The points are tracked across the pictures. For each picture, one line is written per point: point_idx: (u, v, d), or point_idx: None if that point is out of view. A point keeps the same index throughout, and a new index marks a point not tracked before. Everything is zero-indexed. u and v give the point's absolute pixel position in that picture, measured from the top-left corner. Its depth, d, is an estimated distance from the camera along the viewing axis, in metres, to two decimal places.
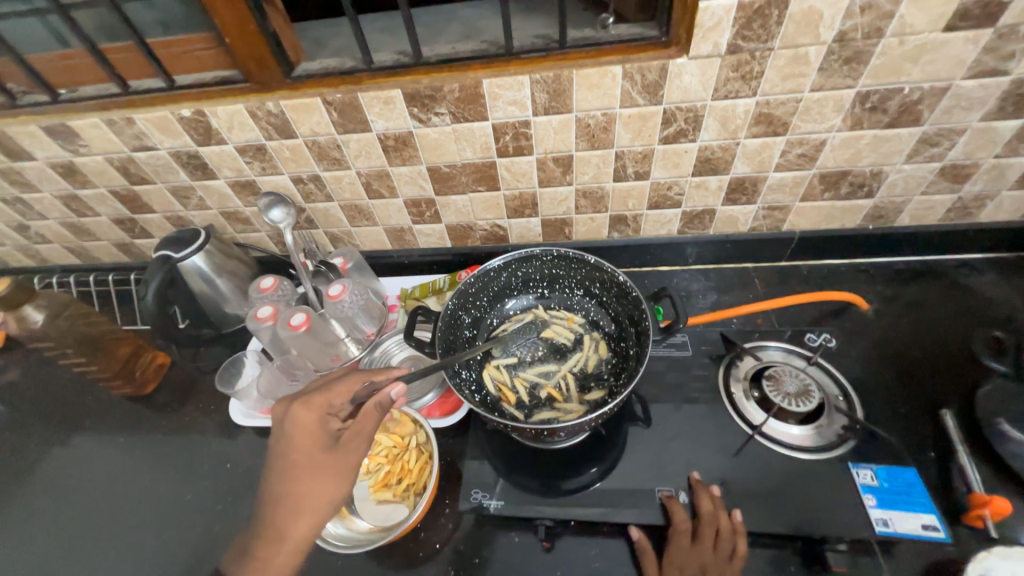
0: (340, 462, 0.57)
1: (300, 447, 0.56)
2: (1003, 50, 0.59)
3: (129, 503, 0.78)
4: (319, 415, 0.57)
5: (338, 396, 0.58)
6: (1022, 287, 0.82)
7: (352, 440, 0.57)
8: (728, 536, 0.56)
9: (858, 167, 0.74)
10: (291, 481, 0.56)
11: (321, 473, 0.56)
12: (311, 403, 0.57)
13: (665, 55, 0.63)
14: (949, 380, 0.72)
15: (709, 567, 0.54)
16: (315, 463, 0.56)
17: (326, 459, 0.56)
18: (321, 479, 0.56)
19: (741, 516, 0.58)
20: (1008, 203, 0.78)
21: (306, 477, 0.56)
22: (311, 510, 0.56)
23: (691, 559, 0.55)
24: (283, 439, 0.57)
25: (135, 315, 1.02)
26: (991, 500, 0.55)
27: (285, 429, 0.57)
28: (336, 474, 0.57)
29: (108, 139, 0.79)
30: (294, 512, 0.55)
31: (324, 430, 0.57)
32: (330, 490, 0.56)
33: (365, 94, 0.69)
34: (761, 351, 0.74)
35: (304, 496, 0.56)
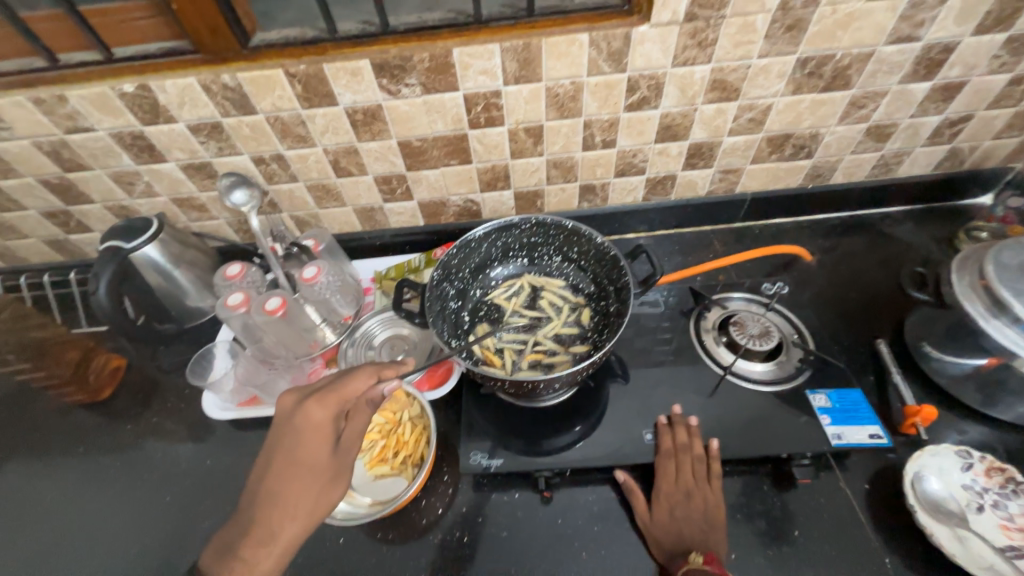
0: (340, 463, 0.54)
1: (303, 444, 0.52)
2: (916, 17, 0.67)
3: (101, 512, 0.73)
4: (330, 413, 0.53)
5: (353, 394, 0.54)
6: (933, 233, 0.94)
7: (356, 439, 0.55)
8: (704, 461, 0.64)
9: (800, 130, 0.81)
10: (289, 479, 0.51)
11: (320, 474, 0.53)
12: (324, 400, 0.53)
13: (628, 23, 0.66)
14: (880, 316, 0.82)
15: (693, 491, 0.62)
16: (316, 462, 0.52)
17: (330, 459, 0.53)
18: (319, 481, 0.53)
19: (717, 444, 0.65)
20: (921, 159, 0.88)
21: (303, 477, 0.52)
22: (303, 513, 0.51)
23: (678, 486, 0.62)
24: (287, 432, 0.53)
25: (80, 317, 0.94)
26: (921, 408, 0.65)
27: (291, 425, 0.53)
28: (335, 476, 0.54)
29: (35, 120, 0.71)
30: (284, 514, 0.51)
31: (331, 429, 0.53)
32: (326, 493, 0.53)
33: (331, 65, 0.67)
34: (727, 301, 0.80)
35: (298, 497, 0.51)
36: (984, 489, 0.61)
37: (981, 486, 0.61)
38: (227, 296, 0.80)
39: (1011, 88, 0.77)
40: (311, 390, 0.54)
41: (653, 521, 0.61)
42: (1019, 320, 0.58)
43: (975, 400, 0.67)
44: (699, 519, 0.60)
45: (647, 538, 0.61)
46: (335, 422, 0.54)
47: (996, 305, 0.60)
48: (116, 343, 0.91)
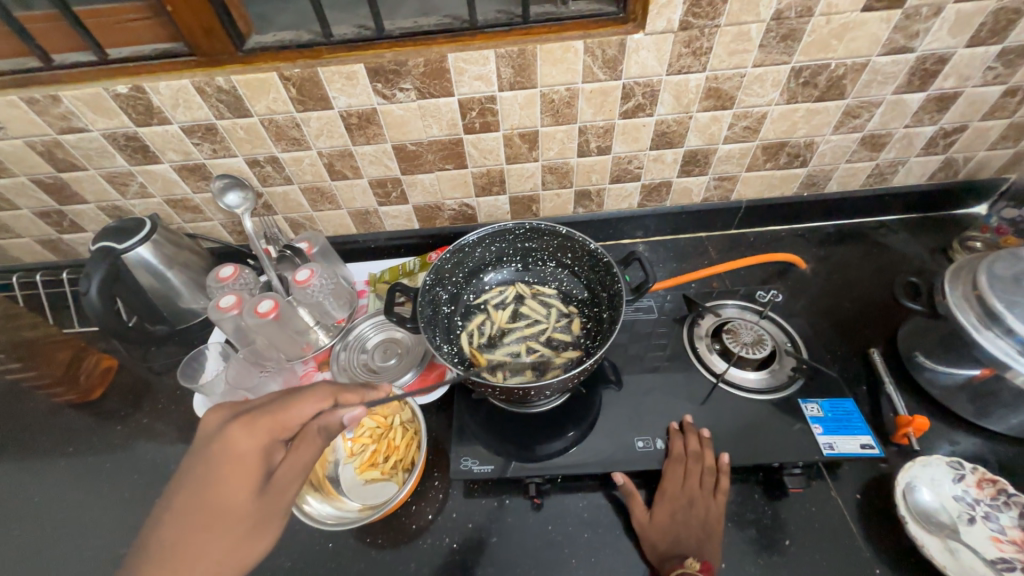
0: (267, 506, 0.48)
1: (224, 477, 0.47)
2: (911, 28, 0.67)
3: (86, 515, 0.72)
4: (258, 441, 0.48)
5: (291, 420, 0.50)
6: (928, 243, 0.94)
7: (289, 475, 0.49)
8: (713, 473, 0.63)
9: (794, 138, 0.81)
10: (205, 518, 0.46)
11: (242, 516, 0.47)
12: (251, 426, 0.49)
13: (623, 31, 0.66)
14: (874, 325, 0.82)
15: (698, 499, 0.62)
16: (236, 500, 0.47)
17: (253, 498, 0.47)
18: (238, 524, 0.46)
19: (727, 458, 0.64)
20: (916, 168, 0.88)
21: (221, 517, 0.46)
22: (216, 561, 0.45)
23: (683, 492, 0.62)
24: (209, 461, 0.48)
25: (72, 317, 0.94)
26: (913, 419, 0.65)
27: (213, 455, 0.48)
28: (259, 522, 0.47)
29: (28, 119, 0.71)
30: (193, 562, 0.44)
31: (259, 459, 0.48)
32: (246, 539, 0.46)
33: (326, 69, 0.67)
34: (720, 309, 0.80)
35: (212, 542, 0.45)
36: (976, 501, 0.60)
37: (973, 497, 0.60)
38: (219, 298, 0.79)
39: (1005, 100, 0.77)
40: (242, 412, 0.50)
41: (651, 525, 0.61)
42: (1012, 331, 0.58)
43: (967, 411, 0.67)
44: (698, 527, 0.60)
45: (643, 542, 0.61)
46: (265, 453, 0.49)
47: (989, 315, 0.60)
48: (107, 344, 0.91)
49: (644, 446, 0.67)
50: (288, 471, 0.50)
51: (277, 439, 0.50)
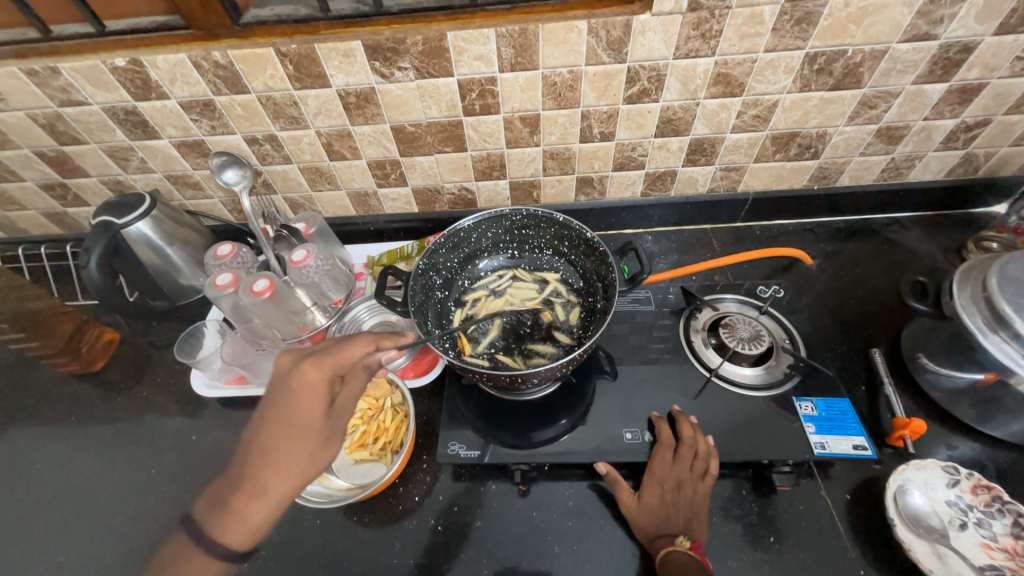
0: (332, 429, 0.53)
1: (295, 404, 0.51)
2: (934, 14, 0.64)
3: (86, 482, 0.74)
4: (326, 375, 0.52)
5: (351, 359, 0.54)
6: (941, 242, 0.91)
7: (347, 404, 0.55)
8: (704, 458, 0.62)
9: (806, 128, 0.78)
10: (283, 438, 0.51)
11: (313, 436, 0.52)
12: (317, 361, 0.52)
13: (629, 11, 0.63)
14: (878, 325, 0.80)
15: (686, 482, 0.61)
16: (307, 424, 0.51)
17: (323, 423, 0.52)
18: (310, 443, 0.51)
19: (713, 441, 0.64)
20: (933, 163, 0.85)
21: (296, 437, 0.51)
22: (297, 472, 0.51)
23: (671, 475, 0.61)
24: (283, 391, 0.52)
25: (76, 290, 0.96)
26: (910, 421, 0.63)
27: (283, 386, 0.52)
28: (327, 441, 0.53)
29: (29, 91, 0.71)
30: (278, 472, 0.50)
31: (324, 391, 0.53)
32: (319, 455, 0.52)
33: (322, 45, 0.66)
34: (719, 303, 0.79)
35: (292, 457, 0.51)
36: (968, 507, 0.59)
37: (966, 503, 0.59)
38: (216, 275, 0.80)
39: None
40: (307, 352, 0.54)
41: (638, 508, 0.61)
42: (1019, 335, 0.56)
43: (968, 416, 0.66)
44: (684, 510, 0.60)
45: (630, 523, 0.61)
46: (328, 386, 0.53)
47: (996, 319, 0.58)
48: (111, 318, 0.92)
49: (632, 438, 0.66)
50: (345, 402, 0.55)
51: (337, 374, 0.54)
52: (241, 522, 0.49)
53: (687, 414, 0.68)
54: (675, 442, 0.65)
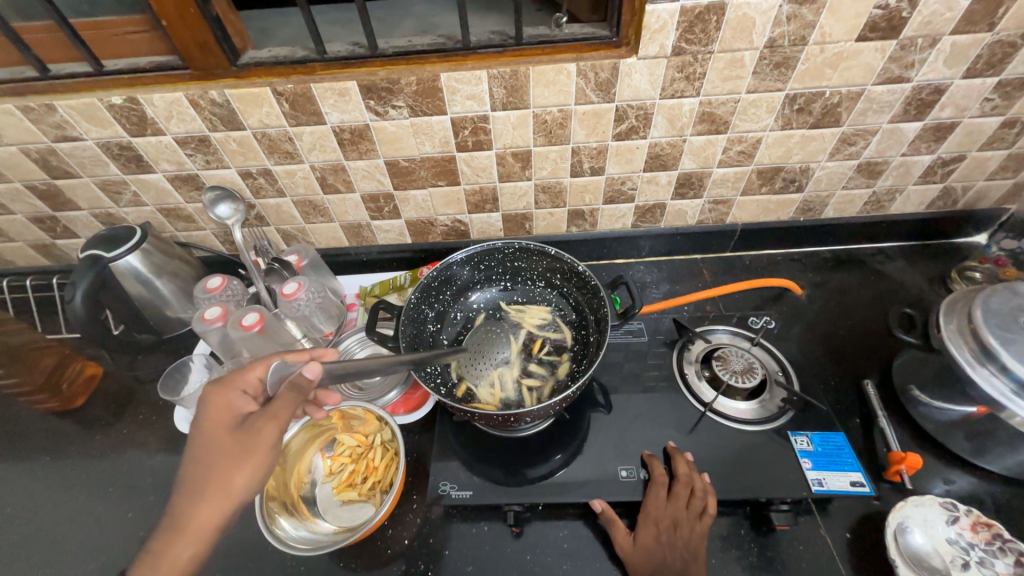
0: (246, 447, 0.49)
1: (210, 425, 0.50)
2: (906, 59, 0.67)
3: (57, 527, 0.71)
4: (238, 394, 0.52)
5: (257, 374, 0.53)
6: (926, 272, 0.92)
7: (259, 420, 0.50)
8: (700, 496, 0.61)
9: (790, 164, 0.81)
10: (200, 461, 0.48)
11: (226, 456, 0.48)
12: (227, 382, 0.52)
13: (616, 55, 0.66)
14: (868, 356, 0.80)
15: (682, 521, 0.59)
16: (219, 445, 0.49)
17: (231, 440, 0.49)
18: (223, 464, 0.48)
19: (709, 478, 0.63)
20: (913, 196, 0.88)
21: (211, 458, 0.48)
22: (213, 496, 0.47)
23: (666, 514, 0.60)
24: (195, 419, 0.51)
25: (60, 322, 0.94)
26: (906, 455, 0.63)
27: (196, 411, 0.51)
28: (241, 460, 0.48)
29: (24, 127, 0.72)
30: (194, 498, 0.47)
31: (237, 408, 0.51)
32: (233, 477, 0.48)
33: (318, 85, 0.67)
34: (711, 334, 0.79)
35: (207, 480, 0.48)
36: (969, 545, 0.58)
37: (966, 541, 0.59)
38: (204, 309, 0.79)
39: (1004, 130, 0.76)
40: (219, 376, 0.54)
41: (634, 549, 0.58)
42: (1008, 368, 0.56)
43: (964, 448, 0.65)
44: (681, 551, 0.58)
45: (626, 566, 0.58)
46: (243, 402, 0.52)
47: (984, 352, 0.58)
48: (94, 351, 0.90)
49: (627, 476, 0.65)
50: (263, 418, 0.50)
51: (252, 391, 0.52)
52: (156, 563, 0.45)
53: (682, 451, 0.67)
54: (669, 479, 0.63)
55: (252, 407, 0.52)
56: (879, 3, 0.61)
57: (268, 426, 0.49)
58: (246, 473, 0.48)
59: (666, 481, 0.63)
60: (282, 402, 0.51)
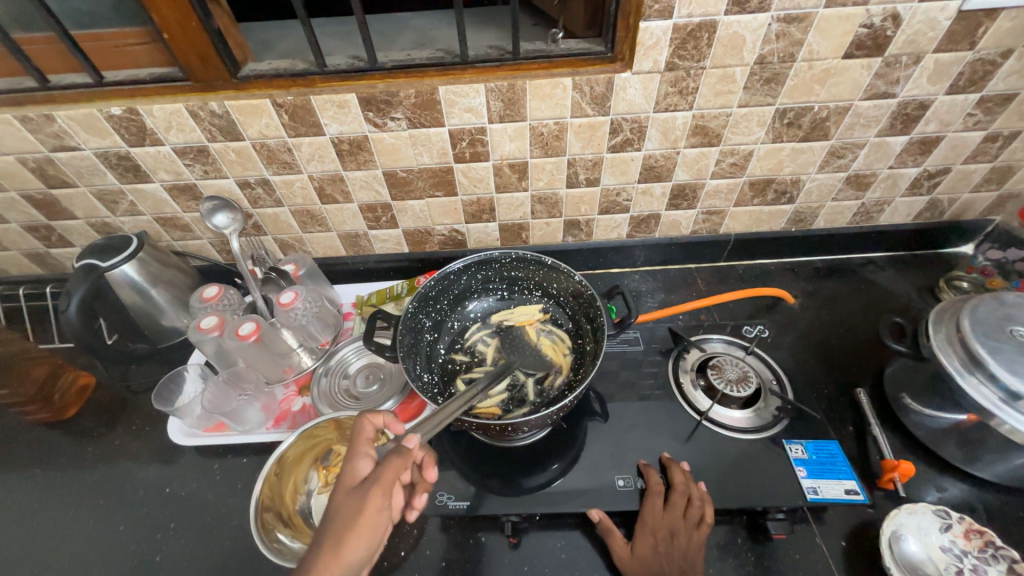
0: (357, 511, 0.43)
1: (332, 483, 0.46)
2: (891, 75, 0.69)
3: (45, 541, 0.69)
4: (357, 452, 0.47)
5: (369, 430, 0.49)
6: (915, 281, 0.94)
7: (371, 487, 0.44)
8: (698, 505, 0.61)
9: (781, 175, 0.82)
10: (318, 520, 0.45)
11: (340, 519, 0.44)
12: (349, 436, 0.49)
13: (611, 69, 0.67)
14: (860, 364, 0.81)
15: (679, 530, 0.59)
16: (335, 506, 0.44)
17: (347, 501, 0.44)
18: (336, 527, 0.43)
19: (705, 487, 0.63)
20: (901, 208, 0.90)
21: (327, 519, 0.44)
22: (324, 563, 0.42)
23: (664, 523, 0.59)
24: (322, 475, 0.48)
25: (52, 332, 0.93)
26: (898, 463, 0.64)
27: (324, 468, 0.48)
28: (352, 526, 0.43)
29: (21, 137, 0.72)
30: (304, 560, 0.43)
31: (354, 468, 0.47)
32: (343, 544, 0.42)
33: (318, 98, 0.68)
34: (706, 343, 0.80)
35: (321, 543, 0.43)
36: (963, 553, 0.59)
37: (960, 549, 0.59)
38: (200, 318, 0.79)
39: (986, 145, 0.79)
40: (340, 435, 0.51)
41: (631, 558, 0.58)
42: (996, 376, 0.57)
43: (955, 456, 0.66)
44: (679, 560, 0.58)
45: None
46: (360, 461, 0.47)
47: (972, 361, 0.59)
48: (86, 361, 0.89)
49: (624, 486, 0.65)
50: (374, 480, 0.45)
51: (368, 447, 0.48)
52: None
53: (678, 461, 0.67)
54: (666, 489, 0.64)
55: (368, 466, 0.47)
56: (864, 22, 0.63)
57: (379, 488, 0.44)
58: (355, 539, 0.43)
59: (663, 490, 0.63)
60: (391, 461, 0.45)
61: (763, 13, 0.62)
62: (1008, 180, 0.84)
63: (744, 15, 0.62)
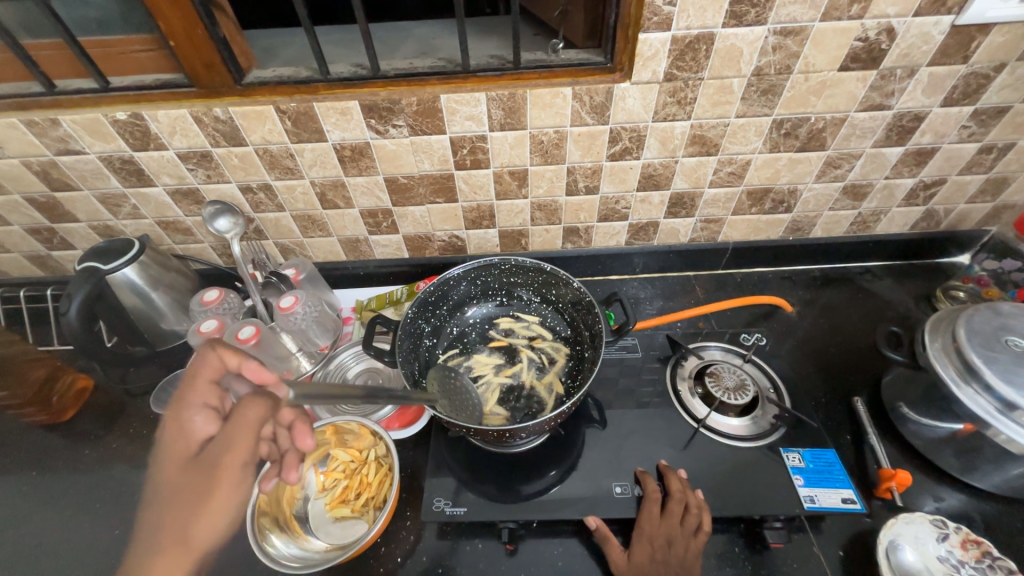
0: (204, 476, 0.41)
1: (169, 456, 0.43)
2: (886, 88, 0.70)
3: (39, 545, 0.69)
4: (195, 412, 0.45)
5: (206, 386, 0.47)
6: (912, 290, 0.95)
7: (218, 448, 0.41)
8: (694, 513, 0.61)
9: (778, 185, 0.83)
10: (156, 499, 0.41)
11: (181, 491, 0.40)
12: (183, 399, 0.47)
13: (610, 79, 0.68)
14: (857, 373, 0.82)
15: (676, 539, 0.59)
16: (174, 479, 0.41)
17: (184, 471, 0.41)
18: (179, 501, 0.40)
19: (702, 495, 0.63)
20: (898, 218, 0.90)
21: (166, 496, 0.40)
22: (171, 540, 0.39)
23: (661, 531, 0.59)
24: (160, 452, 0.44)
25: (52, 334, 0.93)
26: (895, 472, 0.64)
27: (161, 444, 0.45)
28: (199, 492, 0.40)
29: (26, 141, 0.72)
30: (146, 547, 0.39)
31: (194, 433, 0.44)
32: (192, 514, 0.40)
33: (321, 104, 0.69)
34: (703, 351, 0.80)
35: (163, 523, 0.40)
36: (960, 563, 0.59)
37: (957, 559, 0.59)
38: (200, 321, 0.79)
39: (981, 156, 0.80)
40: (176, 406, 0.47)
41: (628, 566, 0.58)
42: (991, 387, 0.57)
43: (952, 465, 0.66)
44: (676, 568, 0.58)
45: None
46: (200, 423, 0.44)
47: (968, 369, 0.59)
48: (85, 364, 0.89)
49: (622, 493, 0.65)
50: (217, 442, 0.41)
51: (206, 405, 0.46)
52: None
53: (675, 468, 0.67)
54: (663, 496, 0.64)
55: (208, 429, 0.44)
56: (859, 36, 0.64)
57: (226, 448, 0.41)
58: (209, 508, 0.40)
59: (660, 497, 0.63)
60: (237, 417, 0.41)
61: (760, 26, 0.63)
62: (1003, 191, 0.85)
63: (741, 28, 0.63)
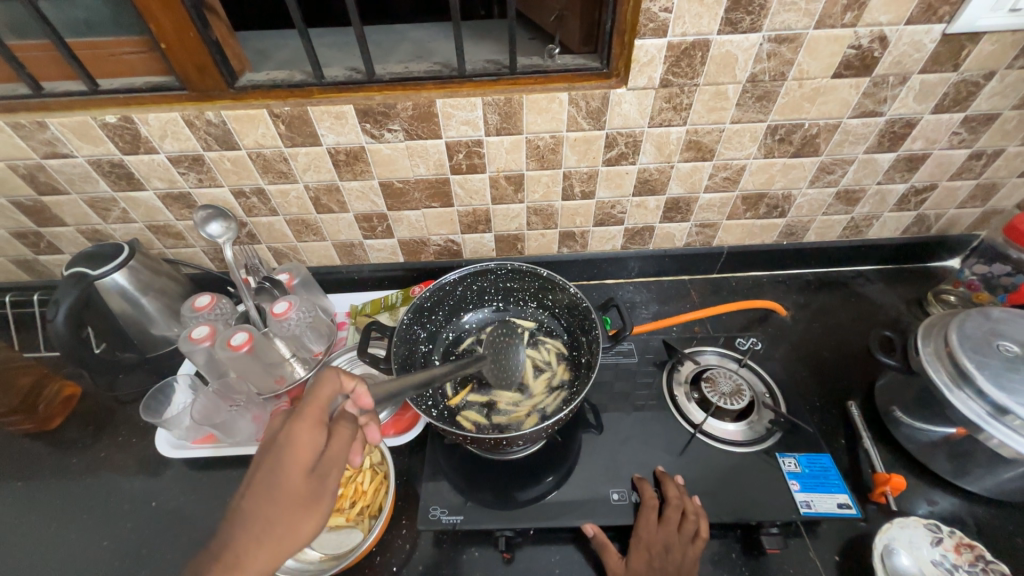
0: (318, 489, 0.45)
1: (288, 460, 0.44)
2: (879, 95, 0.71)
3: (24, 557, 0.67)
4: (314, 426, 0.45)
5: (324, 400, 0.46)
6: (903, 294, 0.96)
7: (334, 466, 0.46)
8: (692, 518, 0.61)
9: (772, 190, 0.84)
10: (267, 494, 0.43)
11: (301, 497, 0.44)
12: (304, 411, 0.45)
13: (607, 85, 0.68)
14: (851, 377, 0.82)
15: (674, 545, 0.59)
16: (293, 483, 0.44)
17: (307, 480, 0.44)
18: (292, 507, 0.44)
19: (700, 501, 0.63)
20: (889, 222, 0.91)
21: (284, 497, 0.43)
22: (276, 541, 0.43)
23: (658, 537, 0.59)
24: (273, 451, 0.45)
25: (39, 340, 0.91)
26: (890, 477, 0.64)
27: (275, 442, 0.45)
28: (312, 505, 0.45)
29: (12, 143, 0.71)
30: (249, 537, 0.42)
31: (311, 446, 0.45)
32: (300, 521, 0.44)
33: (315, 109, 0.68)
34: (699, 356, 0.80)
35: (275, 521, 0.43)
36: (954, 567, 0.59)
37: (951, 563, 0.59)
38: (192, 327, 0.78)
39: (971, 162, 0.81)
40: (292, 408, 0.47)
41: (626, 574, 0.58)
42: (983, 392, 0.58)
43: (945, 469, 0.67)
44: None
45: None
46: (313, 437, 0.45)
47: (961, 375, 0.60)
48: (73, 370, 0.88)
49: (619, 499, 0.65)
50: (332, 458, 0.46)
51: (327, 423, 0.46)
52: None
53: (671, 474, 0.67)
54: (660, 502, 0.63)
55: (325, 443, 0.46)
56: (852, 44, 0.65)
57: (338, 466, 0.46)
58: (313, 518, 0.45)
59: (657, 503, 0.63)
60: (345, 440, 0.47)
61: (755, 33, 0.63)
62: (993, 196, 0.86)
63: (736, 35, 0.64)
